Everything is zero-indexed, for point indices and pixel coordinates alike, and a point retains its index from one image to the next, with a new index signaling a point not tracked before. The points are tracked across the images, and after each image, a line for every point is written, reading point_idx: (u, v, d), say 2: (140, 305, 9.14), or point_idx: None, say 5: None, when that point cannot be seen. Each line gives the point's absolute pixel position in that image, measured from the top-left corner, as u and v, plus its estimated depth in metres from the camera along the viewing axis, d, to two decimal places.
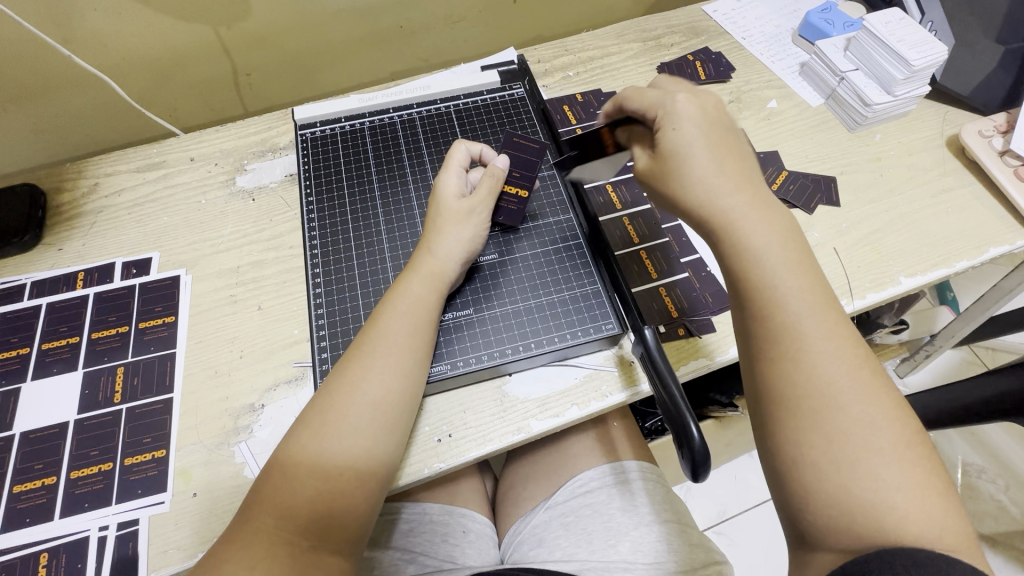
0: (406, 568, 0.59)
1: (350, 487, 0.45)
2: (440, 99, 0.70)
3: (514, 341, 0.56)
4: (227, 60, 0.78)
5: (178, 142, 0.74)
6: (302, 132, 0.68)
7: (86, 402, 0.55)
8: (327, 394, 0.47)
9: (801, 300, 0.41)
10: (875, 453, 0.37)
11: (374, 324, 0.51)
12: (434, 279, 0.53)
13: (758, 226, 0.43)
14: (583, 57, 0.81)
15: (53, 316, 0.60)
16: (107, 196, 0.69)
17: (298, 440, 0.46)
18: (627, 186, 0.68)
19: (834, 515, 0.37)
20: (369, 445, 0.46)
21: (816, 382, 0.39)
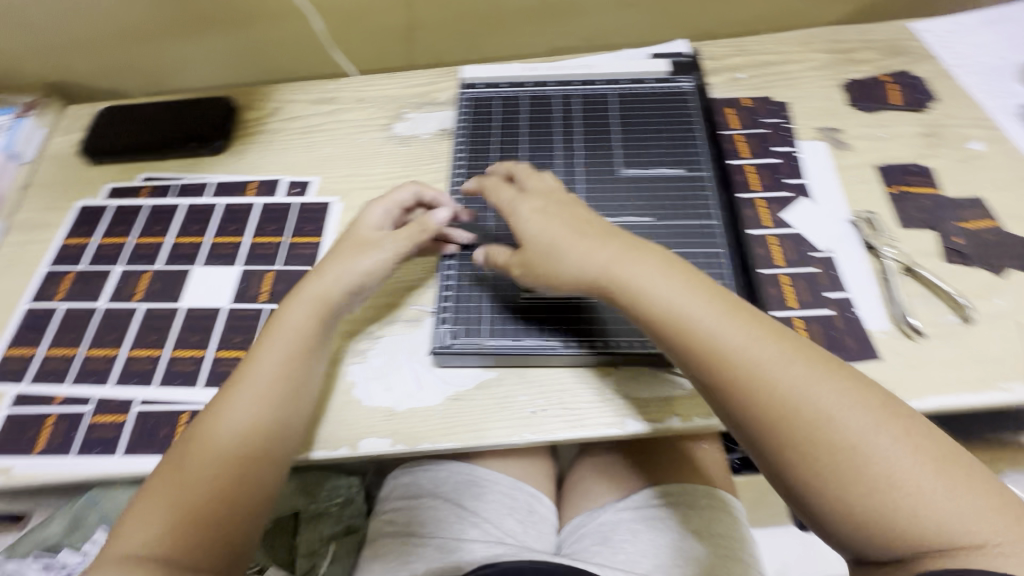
0: (470, 531, 0.61)
1: (237, 463, 0.46)
2: (601, 80, 0.68)
3: (630, 336, 0.54)
4: (407, 13, 0.82)
5: (351, 83, 0.80)
6: (463, 90, 0.69)
7: (240, 293, 0.63)
8: (239, 373, 0.50)
9: (704, 311, 0.44)
10: (889, 465, 0.38)
11: (281, 321, 0.52)
12: (302, 282, 0.54)
13: (644, 258, 0.46)
14: (759, 60, 0.76)
15: (224, 216, 0.69)
16: (284, 120, 0.77)
17: (207, 422, 0.48)
18: (782, 203, 0.63)
19: (856, 535, 0.38)
20: (257, 428, 0.48)
21: (801, 405, 0.40)
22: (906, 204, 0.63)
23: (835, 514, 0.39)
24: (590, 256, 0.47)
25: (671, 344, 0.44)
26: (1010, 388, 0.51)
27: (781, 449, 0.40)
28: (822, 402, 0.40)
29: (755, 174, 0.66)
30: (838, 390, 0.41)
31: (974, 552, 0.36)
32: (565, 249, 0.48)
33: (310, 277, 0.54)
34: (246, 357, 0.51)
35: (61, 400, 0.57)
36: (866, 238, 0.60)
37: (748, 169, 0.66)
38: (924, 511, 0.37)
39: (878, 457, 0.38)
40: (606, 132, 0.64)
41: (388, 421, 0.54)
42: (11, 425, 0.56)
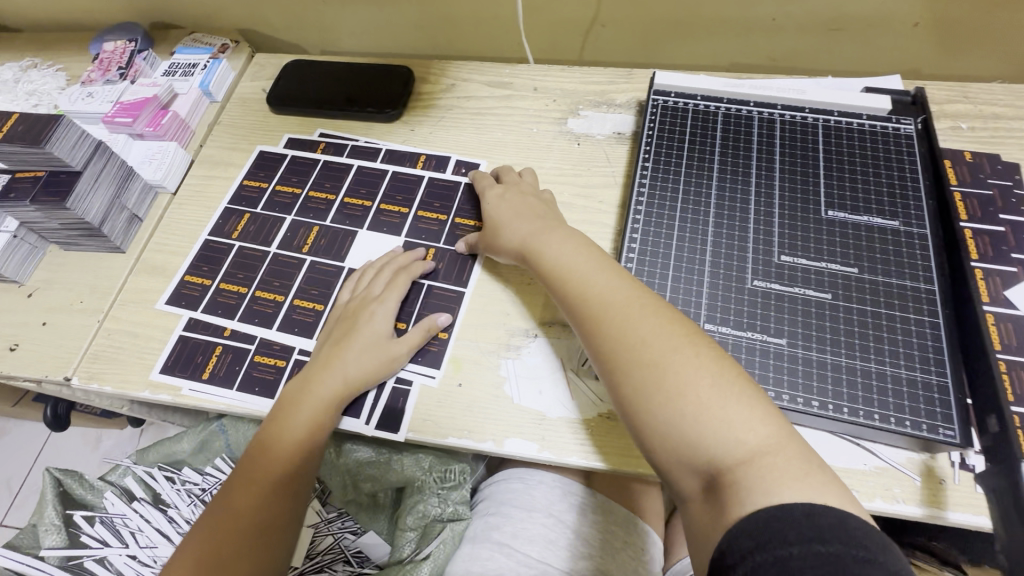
0: (582, 560, 0.60)
1: (288, 487, 0.53)
2: (809, 108, 0.63)
3: (824, 396, 0.47)
4: (595, 7, 0.80)
5: (527, 70, 0.78)
6: (654, 96, 0.65)
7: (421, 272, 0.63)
8: (289, 398, 0.54)
9: (590, 267, 0.51)
10: (703, 398, 0.40)
11: (343, 344, 0.55)
12: (368, 343, 0.55)
13: (553, 233, 0.56)
14: (987, 111, 0.67)
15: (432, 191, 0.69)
16: (457, 98, 0.77)
17: (266, 438, 0.53)
18: (1005, 280, 0.55)
19: (685, 481, 0.40)
20: (301, 456, 0.53)
21: (618, 338, 0.45)
22: None
23: (668, 459, 0.40)
24: (568, 257, 0.52)
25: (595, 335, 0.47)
26: None
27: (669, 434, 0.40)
28: (669, 341, 0.44)
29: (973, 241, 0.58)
30: (731, 386, 0.41)
31: (737, 467, 0.37)
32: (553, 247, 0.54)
33: (380, 350, 0.55)
34: (302, 385, 0.54)
35: (228, 334, 0.60)
36: None
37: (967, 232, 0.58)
38: (716, 438, 0.38)
39: (693, 390, 0.40)
40: (810, 166, 0.59)
41: (537, 425, 0.53)
42: (182, 347, 0.60)
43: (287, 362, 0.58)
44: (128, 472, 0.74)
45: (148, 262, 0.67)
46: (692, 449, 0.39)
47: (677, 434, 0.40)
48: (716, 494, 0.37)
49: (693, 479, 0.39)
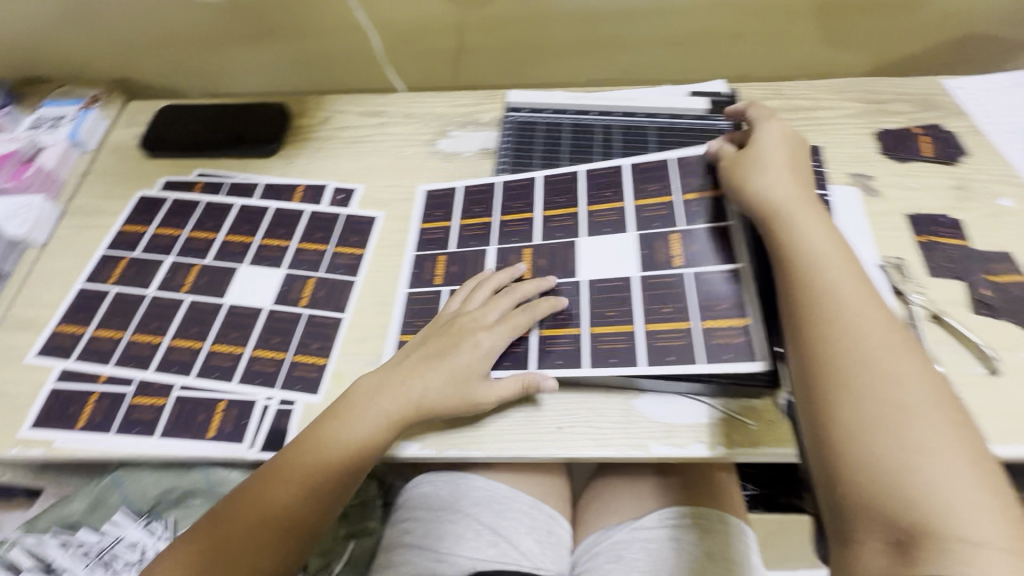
0: (488, 551, 0.62)
1: (328, 488, 0.53)
2: (641, 113, 0.73)
3: (655, 361, 0.56)
4: (458, 38, 0.87)
5: (400, 99, 0.83)
6: (508, 113, 0.76)
7: (415, 278, 0.65)
8: (340, 410, 0.55)
9: (852, 279, 0.50)
10: (916, 442, 0.41)
11: (438, 365, 0.55)
12: (455, 372, 0.55)
13: (812, 222, 0.54)
14: (795, 104, 0.79)
15: (432, 202, 0.71)
16: (334, 128, 0.81)
17: (298, 448, 0.53)
18: None
19: (870, 527, 0.41)
20: (348, 465, 0.53)
21: (846, 368, 0.45)
22: (935, 253, 0.63)
23: (855, 500, 0.42)
24: (834, 259, 0.51)
25: (833, 362, 0.46)
26: None
27: (868, 472, 0.42)
28: (881, 372, 0.45)
29: None
30: (939, 419, 0.42)
31: (937, 519, 0.39)
32: (812, 229, 0.53)
33: (457, 384, 0.55)
34: (356, 397, 0.55)
35: (105, 380, 0.60)
36: (895, 283, 0.61)
37: None
38: (939, 501, 0.39)
39: (924, 434, 0.42)
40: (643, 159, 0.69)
41: (421, 424, 0.57)
42: (56, 398, 0.59)
43: (167, 400, 0.58)
44: (15, 544, 0.69)
45: (18, 318, 0.65)
46: (874, 485, 0.41)
47: (867, 466, 0.42)
48: (907, 548, 0.39)
49: (883, 528, 0.40)
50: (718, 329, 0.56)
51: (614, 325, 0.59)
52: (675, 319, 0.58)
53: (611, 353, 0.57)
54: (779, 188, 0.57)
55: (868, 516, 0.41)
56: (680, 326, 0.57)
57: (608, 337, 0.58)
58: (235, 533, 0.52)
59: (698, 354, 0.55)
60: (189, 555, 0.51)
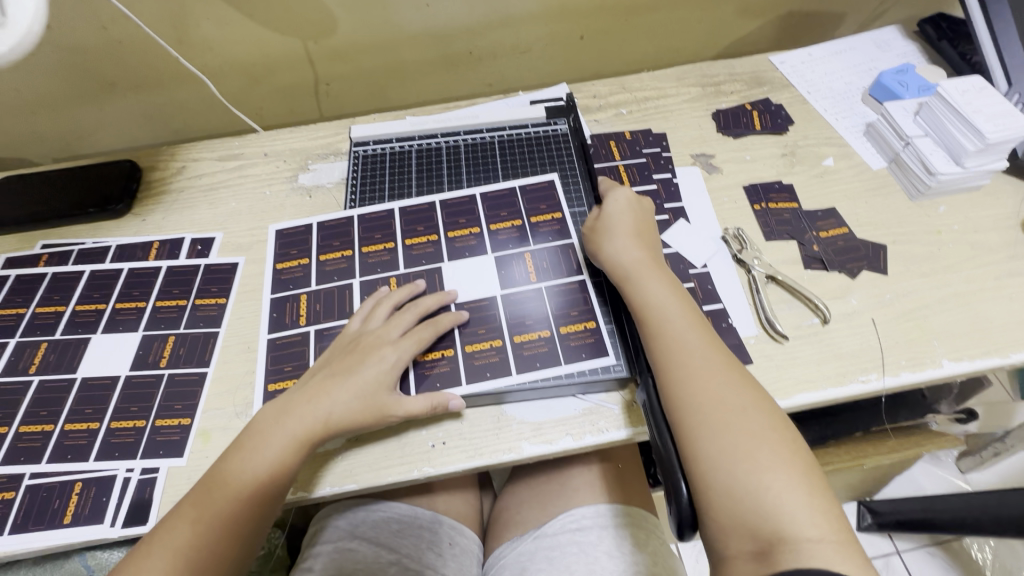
0: (389, 569, 0.64)
1: (239, 519, 0.49)
2: (486, 128, 0.78)
3: (524, 369, 0.58)
4: (311, 70, 0.86)
5: (257, 138, 0.82)
6: (355, 148, 0.77)
7: (276, 323, 0.63)
8: (251, 440, 0.52)
9: (692, 323, 0.52)
10: (758, 464, 0.43)
11: (332, 392, 0.53)
12: (360, 392, 0.53)
13: (653, 279, 0.56)
14: (639, 96, 0.83)
15: (282, 241, 0.70)
16: (190, 178, 0.78)
17: (207, 486, 0.50)
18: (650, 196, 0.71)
19: (733, 543, 0.42)
20: (265, 493, 0.50)
21: (694, 403, 0.47)
22: (770, 219, 0.68)
23: (718, 522, 0.43)
24: (674, 307, 0.53)
25: (683, 405, 0.47)
26: (866, 379, 0.56)
27: (726, 499, 0.43)
28: (720, 409, 0.46)
29: (626, 172, 0.74)
30: (771, 439, 0.45)
31: (789, 532, 0.40)
32: (655, 283, 0.56)
33: (369, 399, 0.53)
34: (262, 426, 0.52)
35: None
36: (735, 253, 0.65)
37: (620, 168, 0.74)
38: (783, 514, 0.41)
39: (760, 455, 0.44)
40: (491, 172, 0.73)
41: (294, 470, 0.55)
42: None
43: (16, 492, 0.54)
44: None
45: None
46: (732, 509, 0.42)
47: (722, 490, 0.43)
48: (765, 558, 0.40)
49: (745, 543, 0.41)
50: (575, 333, 0.60)
51: (485, 340, 0.60)
52: (538, 330, 0.60)
53: (485, 367, 0.58)
54: (627, 246, 0.59)
55: (734, 540, 0.42)
56: (545, 334, 0.60)
57: (480, 352, 0.59)
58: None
59: (561, 358, 0.58)
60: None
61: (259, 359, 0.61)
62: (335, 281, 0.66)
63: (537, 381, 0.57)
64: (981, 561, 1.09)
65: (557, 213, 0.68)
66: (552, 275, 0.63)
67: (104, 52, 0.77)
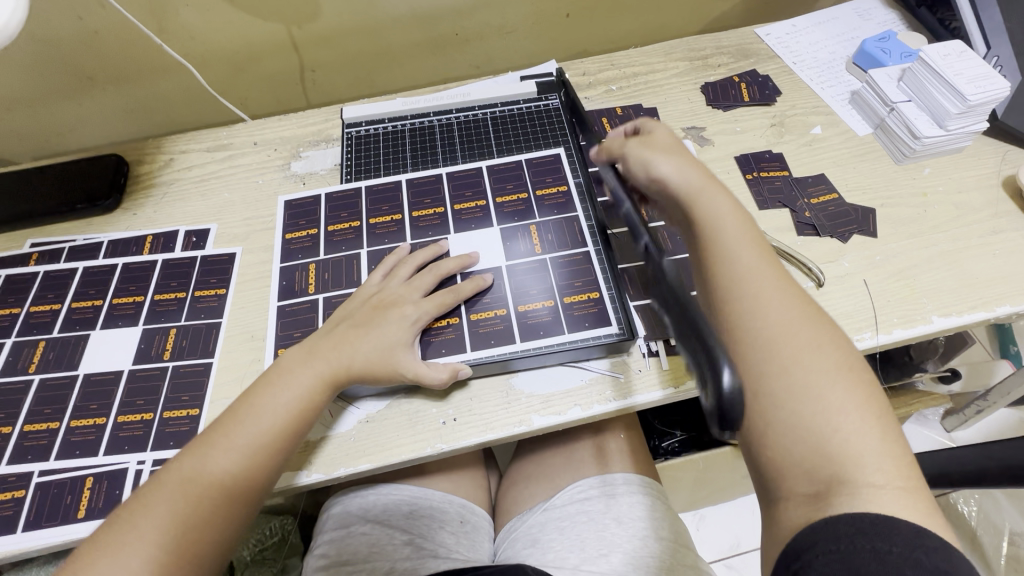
0: (403, 549, 0.64)
1: (266, 449, 0.49)
2: (477, 106, 0.78)
3: (527, 340, 0.59)
4: (296, 56, 0.85)
5: (245, 128, 0.81)
6: (348, 130, 0.77)
7: (286, 290, 0.64)
8: (273, 378, 0.52)
9: (760, 250, 0.48)
10: (830, 403, 0.39)
11: (355, 340, 0.54)
12: (383, 344, 0.54)
13: (719, 197, 0.51)
14: (628, 72, 0.83)
15: (292, 211, 0.71)
16: (179, 170, 0.77)
17: (227, 419, 0.50)
18: None
19: (791, 487, 0.39)
20: (288, 429, 0.50)
21: (763, 334, 0.43)
22: (762, 188, 0.70)
23: (776, 464, 0.40)
24: (742, 230, 0.49)
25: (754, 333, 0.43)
26: (861, 338, 0.58)
27: (790, 439, 0.39)
28: (793, 343, 0.42)
29: None
30: (845, 379, 0.41)
31: (856, 479, 0.37)
32: (717, 204, 0.50)
33: (388, 349, 0.54)
34: (283, 369, 0.53)
35: None
36: None
37: None
38: (850, 458, 0.38)
39: (833, 395, 0.40)
40: (485, 148, 0.74)
41: (303, 453, 0.55)
42: None
43: (26, 490, 0.54)
44: None
45: None
46: (790, 448, 0.39)
47: (786, 431, 0.39)
48: (820, 501, 0.37)
49: (801, 483, 0.39)
50: (579, 302, 0.61)
51: (490, 309, 0.61)
52: (541, 300, 0.61)
53: (490, 335, 0.59)
54: (680, 167, 0.54)
55: (791, 482, 0.39)
56: (548, 304, 0.61)
57: (485, 321, 0.60)
58: (151, 523, 0.44)
59: (564, 326, 0.59)
60: (89, 552, 0.43)
61: (267, 345, 0.61)
62: (343, 249, 0.67)
63: (540, 349, 0.58)
64: (969, 513, 1.13)
65: (562, 185, 0.69)
66: (556, 248, 0.64)
67: (82, 43, 0.75)
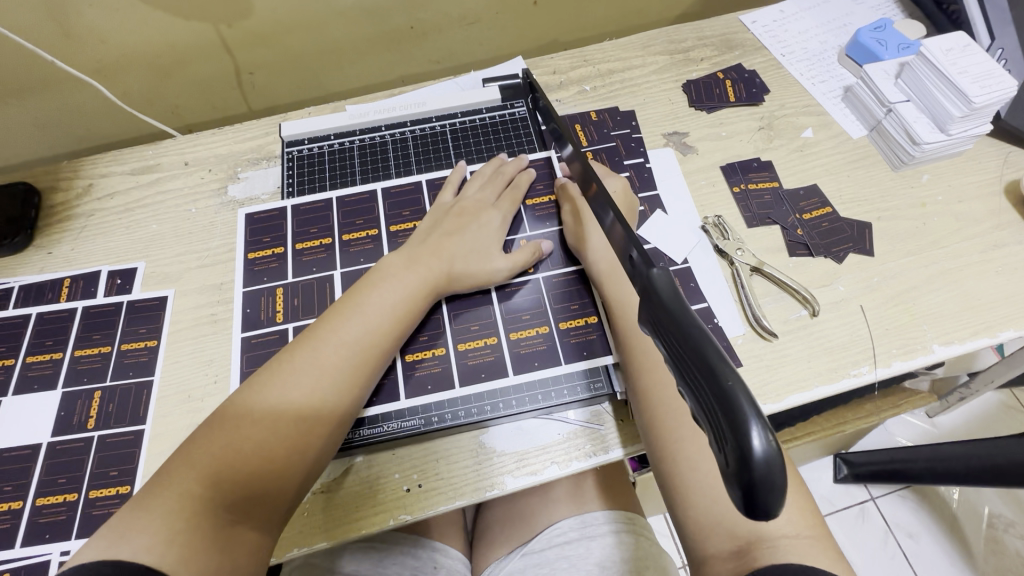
0: None
1: (356, 369, 0.48)
2: (435, 117, 0.69)
3: (493, 397, 0.53)
4: (229, 58, 0.75)
5: (175, 144, 0.72)
6: (288, 149, 0.68)
7: (250, 320, 0.58)
8: (359, 294, 0.52)
9: None
10: None
11: (446, 257, 0.55)
12: (470, 245, 0.56)
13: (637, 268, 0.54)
14: (603, 69, 0.75)
15: (254, 226, 0.63)
16: (100, 198, 0.68)
17: (316, 335, 0.49)
18: None
19: (713, 541, 0.40)
20: (376, 348, 0.49)
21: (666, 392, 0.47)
22: (751, 202, 0.64)
23: (695, 520, 0.42)
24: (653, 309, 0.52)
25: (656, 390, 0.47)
26: (858, 373, 0.54)
27: (699, 492, 0.42)
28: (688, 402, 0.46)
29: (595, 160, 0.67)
30: None
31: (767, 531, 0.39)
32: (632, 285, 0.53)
33: (477, 248, 0.56)
34: (372, 283, 0.52)
35: None
36: (717, 244, 0.61)
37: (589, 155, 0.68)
38: None
39: None
40: (444, 164, 0.66)
41: None
42: None
43: None
44: None
45: None
46: (710, 507, 0.41)
47: (697, 485, 0.42)
48: (743, 556, 0.39)
49: (722, 542, 0.40)
50: (575, 328, 0.56)
51: (479, 337, 0.56)
52: (535, 326, 0.56)
53: (480, 368, 0.54)
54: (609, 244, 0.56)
55: (711, 537, 0.41)
56: (543, 331, 0.56)
57: (474, 351, 0.55)
58: (159, 522, 0.39)
59: (561, 356, 0.55)
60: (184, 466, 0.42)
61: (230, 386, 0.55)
62: (314, 267, 0.60)
63: (511, 406, 0.53)
64: (951, 498, 1.10)
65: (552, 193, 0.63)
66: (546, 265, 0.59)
67: None
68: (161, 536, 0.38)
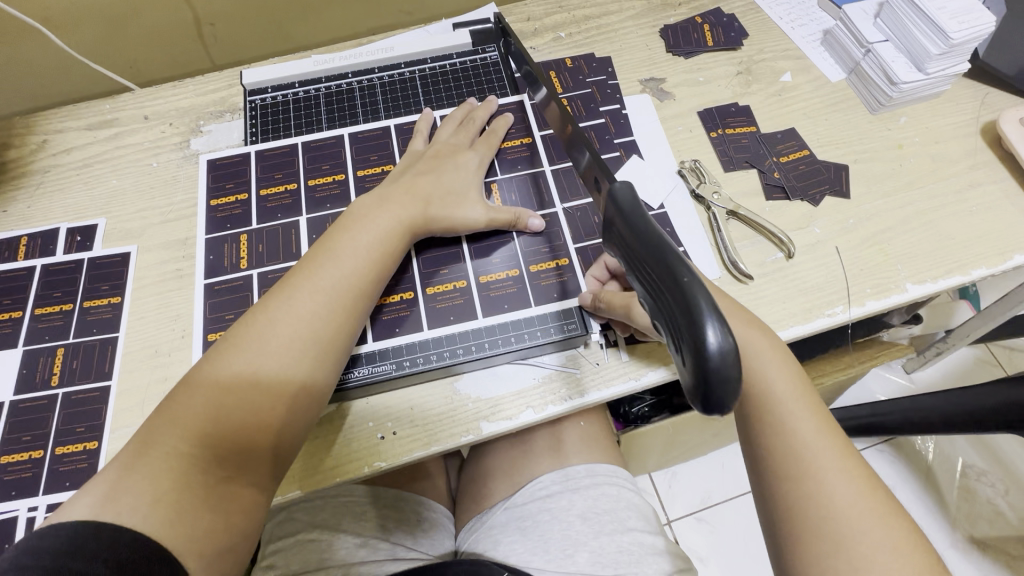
0: (357, 552, 0.60)
1: (337, 316, 0.47)
2: (403, 63, 0.67)
3: (466, 341, 0.53)
4: (188, 7, 0.72)
5: (133, 98, 0.68)
6: (251, 98, 0.65)
7: (213, 267, 0.57)
8: (333, 240, 0.50)
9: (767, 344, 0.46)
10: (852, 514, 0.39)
11: (422, 201, 0.53)
12: (447, 189, 0.55)
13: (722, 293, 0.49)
14: (578, 15, 0.73)
15: (217, 176, 0.61)
16: (56, 154, 0.65)
17: (290, 284, 0.47)
18: (597, 131, 0.64)
19: None
20: (356, 295, 0.48)
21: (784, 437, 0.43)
22: (728, 146, 0.63)
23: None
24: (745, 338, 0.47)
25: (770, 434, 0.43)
26: (833, 313, 0.54)
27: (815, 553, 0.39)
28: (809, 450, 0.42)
29: (570, 106, 0.66)
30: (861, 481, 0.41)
31: None
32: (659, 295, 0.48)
33: (453, 193, 0.55)
34: (346, 228, 0.50)
35: None
36: (693, 189, 0.60)
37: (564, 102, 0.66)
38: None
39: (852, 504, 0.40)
40: (413, 110, 0.64)
41: None
42: None
43: None
44: None
45: None
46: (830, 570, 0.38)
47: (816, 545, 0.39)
48: None
49: None
50: (546, 271, 0.55)
51: (449, 281, 0.55)
52: (505, 270, 0.55)
53: (449, 311, 0.54)
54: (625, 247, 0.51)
55: None
56: (513, 274, 0.55)
57: (444, 295, 0.54)
58: (146, 482, 0.38)
59: (531, 298, 0.54)
60: (163, 428, 0.41)
61: (195, 333, 0.54)
62: (279, 213, 0.59)
63: (484, 348, 0.52)
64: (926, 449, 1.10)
65: (526, 137, 0.62)
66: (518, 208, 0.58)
67: None
68: (148, 498, 0.38)
